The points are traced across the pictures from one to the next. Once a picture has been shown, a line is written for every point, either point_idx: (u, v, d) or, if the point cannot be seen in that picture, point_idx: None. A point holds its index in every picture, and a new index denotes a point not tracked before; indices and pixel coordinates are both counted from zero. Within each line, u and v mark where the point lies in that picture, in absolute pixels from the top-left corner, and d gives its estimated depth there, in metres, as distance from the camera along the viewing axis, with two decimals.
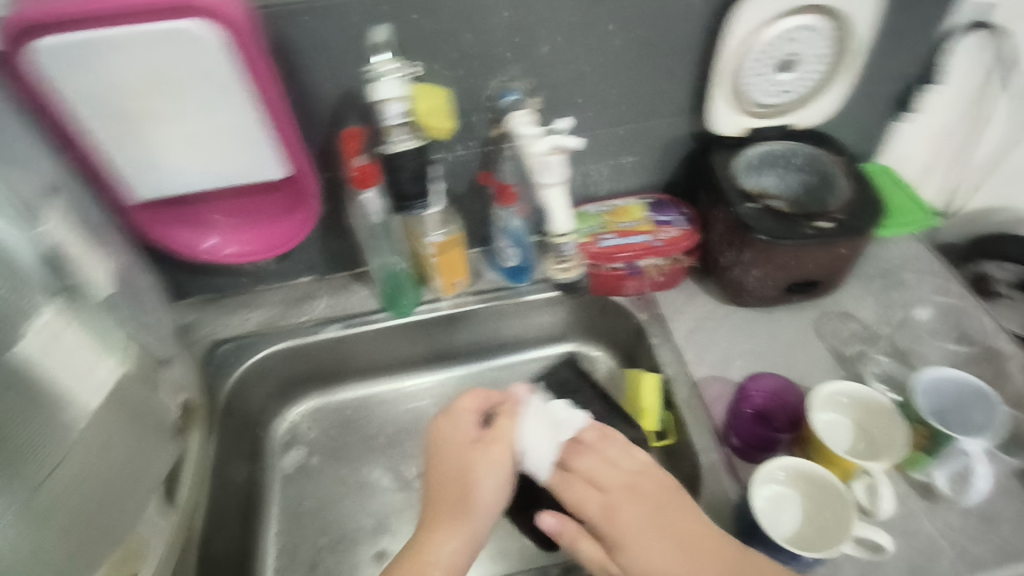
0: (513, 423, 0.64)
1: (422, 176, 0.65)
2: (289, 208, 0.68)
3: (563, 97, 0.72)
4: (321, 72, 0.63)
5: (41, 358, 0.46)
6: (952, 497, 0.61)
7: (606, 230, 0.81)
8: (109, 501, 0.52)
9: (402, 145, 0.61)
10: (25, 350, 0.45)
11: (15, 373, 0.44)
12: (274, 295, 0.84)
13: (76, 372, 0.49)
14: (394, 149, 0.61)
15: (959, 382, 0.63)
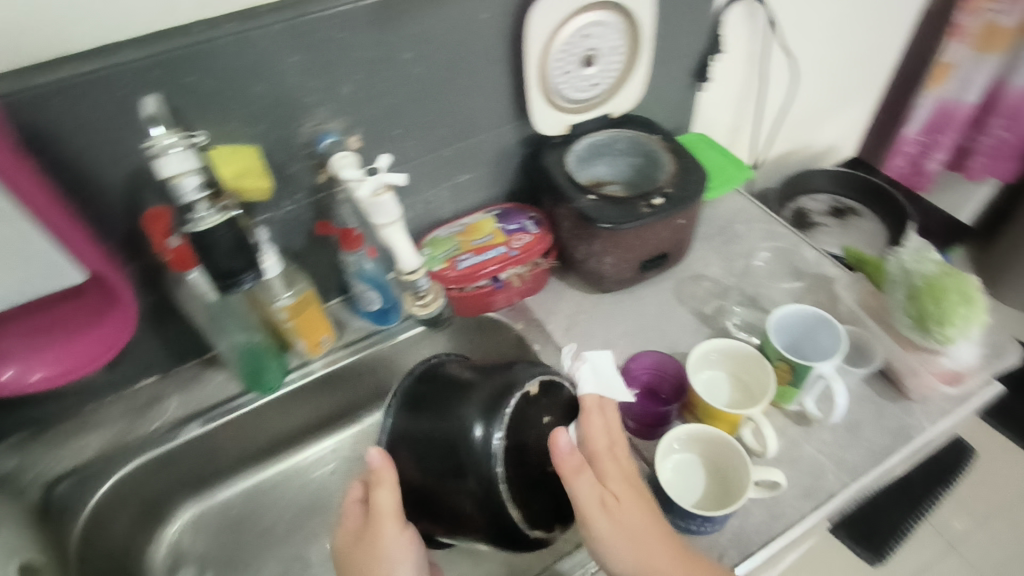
0: (388, 488, 0.53)
1: (245, 245, 0.52)
2: (99, 313, 0.60)
3: (382, 130, 0.70)
4: (98, 156, 0.56)
5: None
6: (822, 419, 0.66)
7: (462, 251, 0.80)
8: None
9: (209, 219, 0.50)
10: None
11: None
12: (113, 408, 0.74)
13: None
14: (200, 226, 0.50)
15: (803, 313, 0.69)
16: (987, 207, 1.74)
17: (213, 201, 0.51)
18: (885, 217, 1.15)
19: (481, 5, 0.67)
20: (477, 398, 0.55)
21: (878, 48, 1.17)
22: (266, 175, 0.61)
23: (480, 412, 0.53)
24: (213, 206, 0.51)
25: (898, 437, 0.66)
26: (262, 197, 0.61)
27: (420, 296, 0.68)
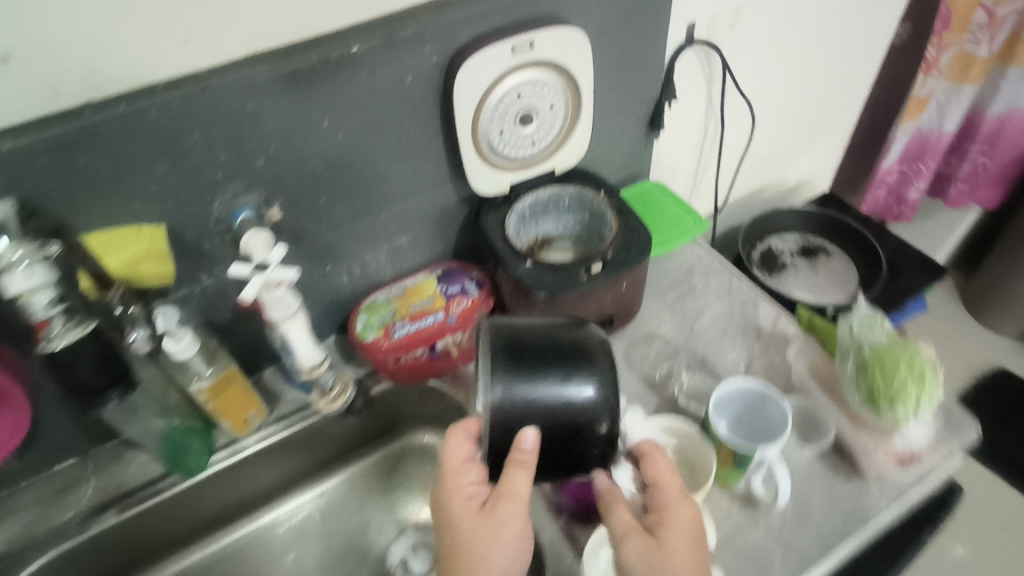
0: (525, 477, 0.50)
1: (110, 356, 0.58)
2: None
3: (305, 199, 0.67)
4: None
5: None
6: (769, 502, 0.62)
7: (399, 318, 0.76)
8: None
9: (65, 337, 0.55)
10: None
11: None
12: (30, 494, 0.71)
13: None
14: (55, 344, 0.55)
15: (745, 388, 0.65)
16: (970, 230, 1.71)
17: (69, 318, 0.55)
18: (854, 257, 1.12)
19: (405, 68, 0.63)
20: (569, 359, 0.52)
21: (846, 83, 1.14)
22: (167, 260, 0.60)
23: (581, 373, 0.52)
24: (69, 322, 0.55)
25: (849, 521, 0.61)
26: (162, 281, 0.62)
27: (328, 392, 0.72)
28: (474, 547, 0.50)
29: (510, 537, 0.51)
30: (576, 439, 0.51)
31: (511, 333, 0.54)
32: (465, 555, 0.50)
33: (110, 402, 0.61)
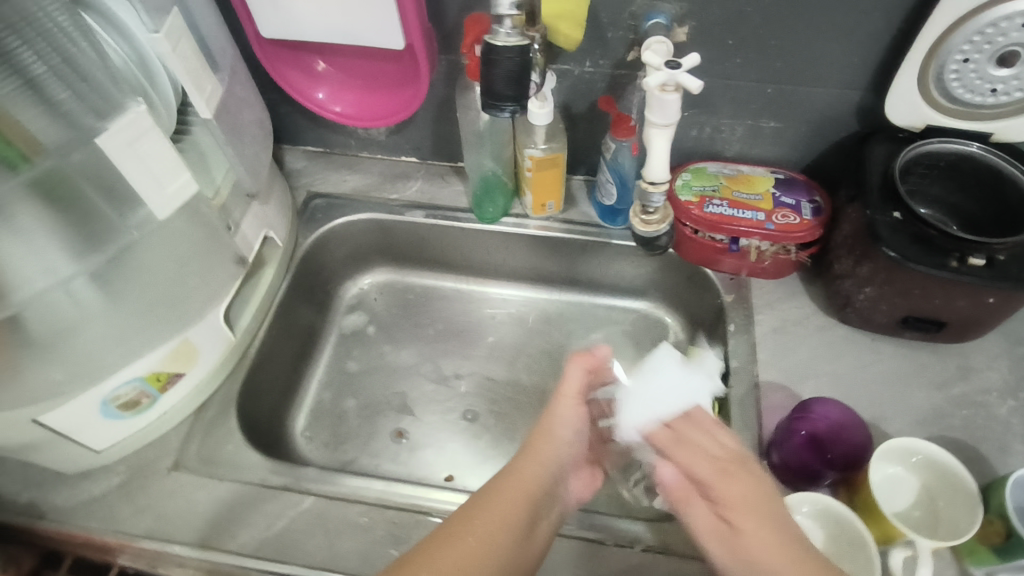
0: (573, 414, 0.59)
1: (522, 75, 0.51)
2: (399, 82, 0.67)
3: (717, 32, 0.62)
4: None
5: (121, 153, 0.45)
6: None
7: (719, 197, 0.73)
8: (164, 303, 0.55)
9: (506, 39, 0.50)
10: (106, 141, 0.44)
11: (96, 159, 0.45)
12: (376, 165, 0.88)
13: (150, 177, 0.48)
14: (496, 42, 0.50)
15: None
16: None
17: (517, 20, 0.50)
18: None
19: None
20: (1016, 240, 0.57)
21: None
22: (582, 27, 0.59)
23: (1012, 249, 0.57)
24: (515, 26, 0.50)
25: None
26: (564, 45, 0.61)
27: (647, 211, 0.57)
28: (526, 471, 0.55)
29: (549, 467, 0.56)
30: (928, 250, 0.58)
31: (988, 168, 0.63)
32: (526, 465, 0.55)
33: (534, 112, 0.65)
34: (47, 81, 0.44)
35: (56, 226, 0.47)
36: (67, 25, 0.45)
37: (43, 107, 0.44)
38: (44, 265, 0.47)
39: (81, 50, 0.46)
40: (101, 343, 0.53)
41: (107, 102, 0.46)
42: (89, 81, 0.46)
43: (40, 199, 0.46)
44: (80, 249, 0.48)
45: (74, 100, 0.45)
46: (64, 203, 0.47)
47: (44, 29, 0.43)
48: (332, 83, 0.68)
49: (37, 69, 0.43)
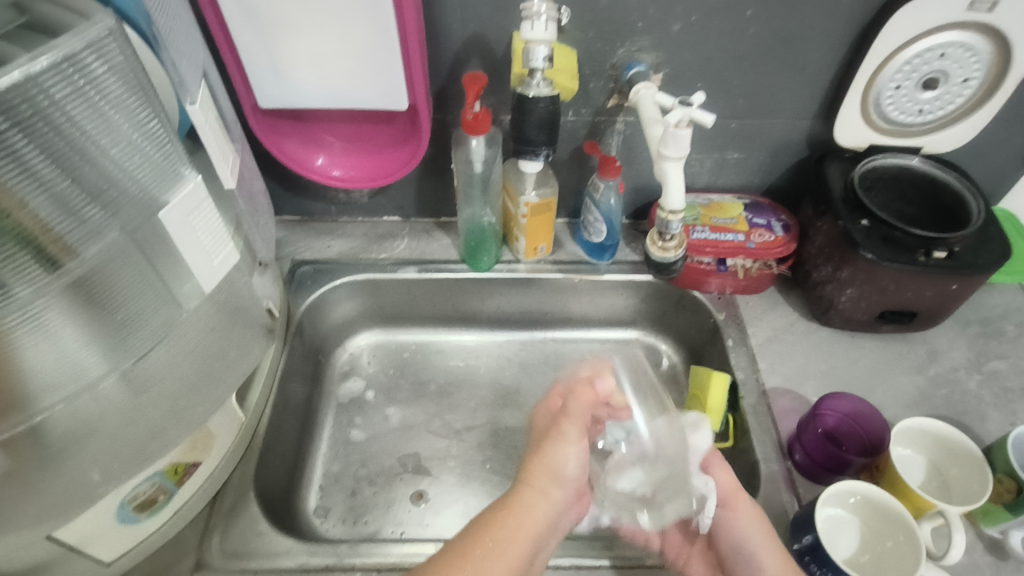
0: (575, 449, 0.58)
1: (550, 123, 0.65)
2: (396, 142, 0.69)
3: (690, 75, 0.69)
4: (457, 12, 0.64)
5: (177, 225, 0.45)
6: None
7: (700, 223, 0.78)
8: (201, 381, 0.54)
9: (538, 89, 0.63)
10: (167, 216, 0.45)
11: (155, 235, 0.45)
12: (359, 228, 0.87)
13: (200, 249, 0.48)
14: (530, 92, 0.63)
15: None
16: None
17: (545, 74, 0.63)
18: None
19: None
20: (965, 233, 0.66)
21: None
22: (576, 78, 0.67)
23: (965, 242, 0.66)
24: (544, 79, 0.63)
25: None
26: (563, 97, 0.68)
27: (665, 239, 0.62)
28: (523, 511, 0.55)
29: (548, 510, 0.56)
30: (899, 250, 0.66)
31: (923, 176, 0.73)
32: (522, 509, 0.55)
33: (538, 158, 0.68)
34: (69, 185, 0.40)
35: (92, 323, 0.44)
36: (88, 122, 0.40)
37: (62, 213, 0.40)
38: (73, 368, 0.44)
39: (102, 146, 0.41)
40: (129, 437, 0.50)
41: (126, 199, 0.43)
42: (104, 174, 0.41)
43: (75, 301, 0.42)
44: (108, 347, 0.46)
45: (80, 194, 0.40)
46: (98, 302, 0.44)
47: (55, 125, 0.38)
48: (329, 147, 0.70)
49: (55, 174, 0.39)
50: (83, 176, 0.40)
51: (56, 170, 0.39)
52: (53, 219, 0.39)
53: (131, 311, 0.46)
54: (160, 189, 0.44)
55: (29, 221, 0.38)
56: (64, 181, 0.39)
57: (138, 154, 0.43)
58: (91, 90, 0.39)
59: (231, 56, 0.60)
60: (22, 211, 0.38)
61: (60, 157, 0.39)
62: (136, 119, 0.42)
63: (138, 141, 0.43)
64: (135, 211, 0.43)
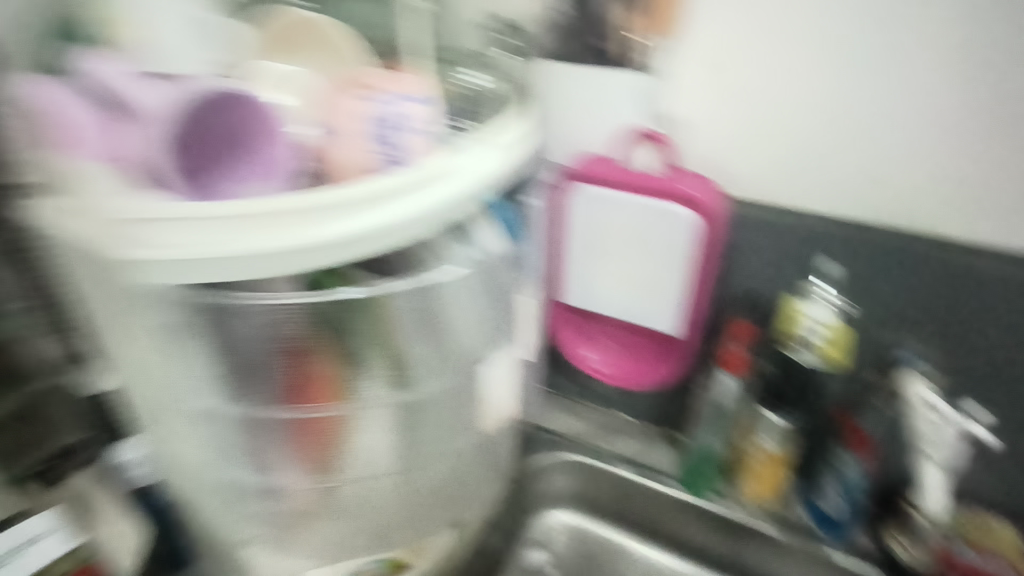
0: None
1: (804, 384, 0.74)
2: (656, 355, 0.85)
3: (970, 375, 0.69)
4: (742, 271, 0.76)
5: (490, 368, 0.66)
6: None
7: (961, 541, 0.72)
8: (451, 482, 0.71)
9: (801, 351, 0.73)
10: (484, 366, 0.64)
11: (471, 376, 0.64)
12: (593, 415, 0.97)
13: (495, 392, 0.68)
14: (794, 353, 0.73)
15: None
16: None
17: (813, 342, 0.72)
18: None
19: None
20: None
21: None
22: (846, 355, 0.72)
23: None
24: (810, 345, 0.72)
25: None
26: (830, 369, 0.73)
27: None
28: None
29: None
30: None
31: None
32: None
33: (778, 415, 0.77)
34: (431, 339, 0.58)
35: (396, 433, 0.61)
36: (462, 297, 0.59)
37: (432, 355, 0.59)
38: (372, 456, 0.61)
39: (460, 314, 0.60)
40: (394, 504, 0.66)
41: (467, 348, 0.62)
42: (455, 333, 0.60)
43: (400, 416, 0.60)
44: (406, 445, 0.63)
45: (433, 346, 0.59)
46: (413, 419, 0.61)
47: (440, 301, 0.57)
48: (599, 347, 0.88)
49: (419, 336, 0.57)
50: (444, 329, 0.59)
51: (430, 323, 0.57)
52: (420, 355, 0.58)
53: (425, 435, 0.63)
54: (487, 347, 0.64)
55: (403, 355, 0.57)
56: (432, 332, 0.58)
57: (479, 321, 0.62)
58: (472, 277, 0.59)
59: (557, 261, 0.83)
60: (404, 348, 0.57)
61: (433, 323, 0.57)
62: (489, 298, 0.63)
63: (484, 313, 0.63)
64: (463, 357, 0.62)
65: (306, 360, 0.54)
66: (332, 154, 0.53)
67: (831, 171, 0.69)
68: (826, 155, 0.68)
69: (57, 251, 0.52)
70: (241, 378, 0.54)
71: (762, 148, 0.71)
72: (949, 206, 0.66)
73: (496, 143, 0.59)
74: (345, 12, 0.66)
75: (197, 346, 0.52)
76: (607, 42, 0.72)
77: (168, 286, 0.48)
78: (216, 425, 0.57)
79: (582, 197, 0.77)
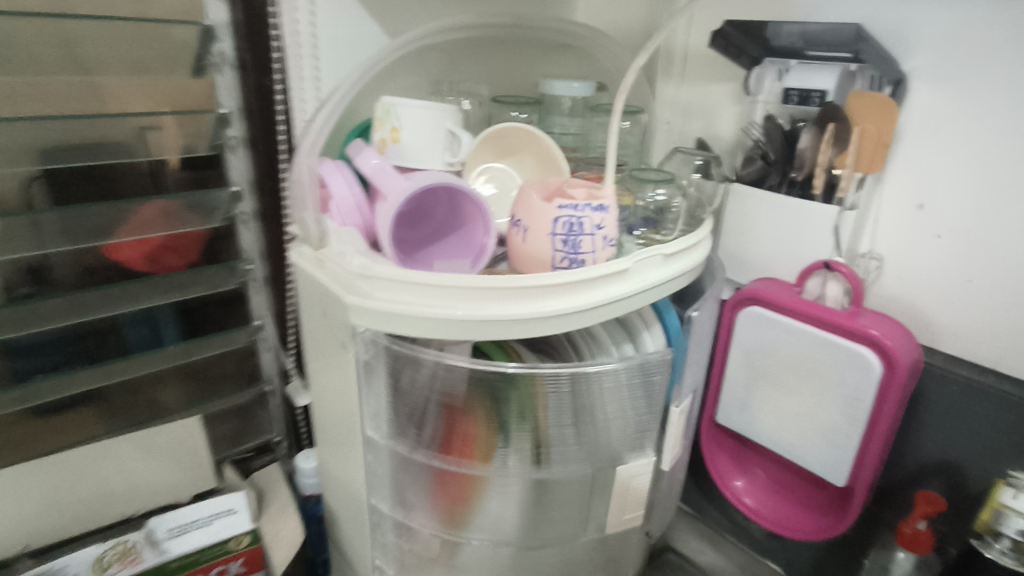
0: None
1: None
2: (817, 506, 0.77)
3: None
4: (936, 433, 0.68)
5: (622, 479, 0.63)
6: None
7: None
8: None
9: (1000, 555, 0.54)
10: (621, 470, 0.63)
11: (606, 480, 0.64)
12: (739, 554, 0.91)
13: (622, 505, 0.65)
14: (987, 551, 0.55)
15: None
16: None
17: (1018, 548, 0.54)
18: None
19: None
20: None
21: None
22: None
23: None
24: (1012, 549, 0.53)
25: None
26: None
27: None
28: None
29: None
30: None
31: None
32: None
33: None
34: (570, 427, 0.61)
35: (522, 510, 0.64)
36: (605, 395, 0.60)
37: (566, 446, 0.61)
38: (496, 524, 0.64)
39: (603, 412, 0.61)
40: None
41: (600, 446, 0.62)
42: (597, 428, 0.62)
43: (526, 494, 0.63)
44: (530, 525, 0.65)
45: (569, 433, 0.61)
46: (541, 502, 0.64)
47: (582, 394, 0.59)
48: (753, 480, 0.83)
49: (559, 421, 0.60)
50: (589, 419, 0.61)
51: (575, 409, 0.60)
52: (563, 440, 0.61)
53: (548, 521, 0.65)
54: (626, 452, 0.64)
55: (541, 434, 0.60)
56: (578, 420, 0.61)
57: (625, 421, 0.62)
58: (628, 376, 0.60)
59: (717, 378, 0.82)
60: (543, 429, 0.60)
61: (576, 411, 0.60)
62: (641, 402, 0.62)
63: (632, 416, 0.62)
64: (601, 455, 0.63)
65: (462, 416, 0.60)
66: (522, 246, 0.60)
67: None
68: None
69: (304, 290, 0.68)
70: (401, 421, 0.62)
71: (972, 298, 0.64)
72: None
73: (667, 257, 0.63)
74: (552, 124, 0.76)
75: (376, 386, 0.61)
76: (800, 170, 0.71)
77: (372, 331, 0.58)
78: (375, 459, 0.65)
79: (751, 316, 0.75)
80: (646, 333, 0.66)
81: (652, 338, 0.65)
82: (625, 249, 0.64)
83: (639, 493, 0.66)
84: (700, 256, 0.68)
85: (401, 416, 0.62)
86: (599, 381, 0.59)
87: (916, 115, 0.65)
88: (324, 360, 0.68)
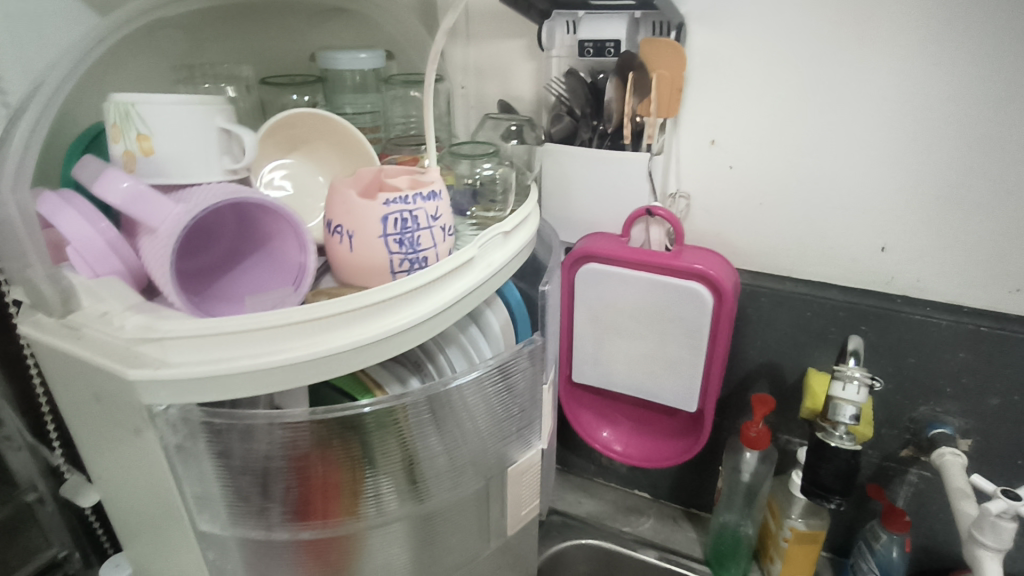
0: None
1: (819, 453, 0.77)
2: (675, 433, 0.82)
3: (999, 455, 0.67)
4: (756, 340, 0.75)
5: (514, 477, 0.60)
6: None
7: None
8: None
9: (841, 441, 0.64)
10: (513, 470, 0.60)
11: (499, 485, 0.60)
12: (611, 493, 0.95)
13: (518, 502, 0.62)
14: (831, 442, 0.64)
15: None
16: None
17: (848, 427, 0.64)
18: None
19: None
20: None
21: None
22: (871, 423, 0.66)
23: None
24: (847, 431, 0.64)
25: None
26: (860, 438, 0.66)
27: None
28: None
29: None
30: None
31: None
32: None
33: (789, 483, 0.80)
34: (448, 446, 0.55)
35: (415, 547, 0.57)
36: (478, 401, 0.55)
37: (448, 467, 0.55)
38: (390, 573, 0.56)
39: (480, 419, 0.56)
40: None
41: (486, 454, 0.58)
42: (478, 439, 0.57)
43: (416, 531, 0.56)
44: (428, 559, 0.58)
45: (448, 452, 0.55)
46: (435, 533, 0.58)
47: (454, 407, 0.53)
48: (615, 426, 0.85)
49: (435, 443, 0.54)
50: (464, 431, 0.55)
51: (445, 425, 0.54)
52: (436, 462, 0.54)
53: (446, 547, 0.59)
54: (514, 451, 0.60)
55: (419, 464, 0.54)
56: (451, 436, 0.55)
57: (499, 423, 0.58)
58: (498, 372, 0.55)
59: (565, 339, 0.81)
60: (421, 457, 0.53)
61: (452, 426, 0.54)
62: (516, 395, 0.58)
63: (505, 417, 0.58)
64: (490, 464, 0.58)
65: (319, 469, 0.50)
66: (349, 256, 0.50)
67: (837, 241, 0.69)
68: (831, 223, 0.68)
69: (57, 374, 0.50)
70: (244, 502, 0.50)
71: (767, 218, 0.71)
72: (944, 275, 0.66)
73: (507, 234, 0.59)
74: (342, 104, 0.65)
75: (200, 470, 0.48)
76: (607, 121, 0.71)
77: (179, 406, 0.44)
78: (218, 555, 0.52)
79: (588, 272, 0.75)
80: (489, 311, 0.61)
81: (495, 314, 0.61)
82: (462, 237, 0.58)
83: (529, 482, 0.63)
84: (534, 228, 0.64)
85: (242, 496, 0.49)
86: (469, 386, 0.53)
87: (697, 55, 0.68)
88: (114, 454, 0.52)
